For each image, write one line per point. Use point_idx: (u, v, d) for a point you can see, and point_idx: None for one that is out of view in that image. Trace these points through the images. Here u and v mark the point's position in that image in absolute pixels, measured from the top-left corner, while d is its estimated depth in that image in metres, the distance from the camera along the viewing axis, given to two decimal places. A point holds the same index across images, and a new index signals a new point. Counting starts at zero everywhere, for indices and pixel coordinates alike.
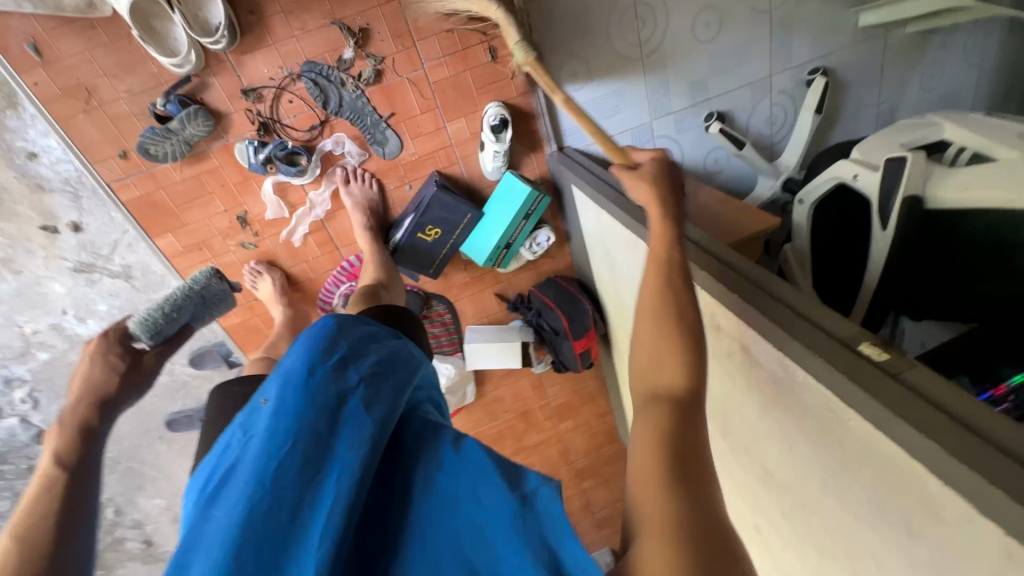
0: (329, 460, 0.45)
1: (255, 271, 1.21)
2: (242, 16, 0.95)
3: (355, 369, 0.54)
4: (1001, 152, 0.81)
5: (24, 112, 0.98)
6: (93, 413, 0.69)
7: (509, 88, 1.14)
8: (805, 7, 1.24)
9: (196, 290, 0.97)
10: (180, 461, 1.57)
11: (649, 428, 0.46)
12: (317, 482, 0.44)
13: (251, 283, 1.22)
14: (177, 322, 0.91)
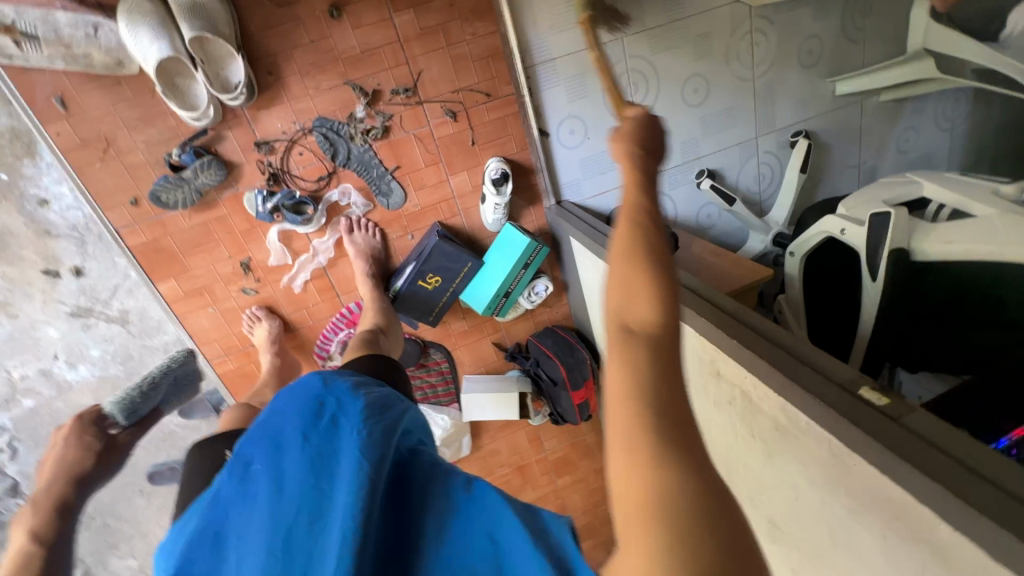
0: (329, 515, 0.45)
1: (253, 315, 1.22)
2: (260, 75, 1.01)
3: (347, 417, 0.53)
4: (979, 208, 0.85)
5: (41, 160, 1.05)
6: (68, 488, 0.77)
7: (510, 145, 1.20)
8: (786, 76, 1.33)
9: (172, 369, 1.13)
10: (159, 518, 1.49)
11: (624, 372, 0.40)
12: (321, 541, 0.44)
13: (249, 327, 1.22)
14: (150, 399, 1.05)
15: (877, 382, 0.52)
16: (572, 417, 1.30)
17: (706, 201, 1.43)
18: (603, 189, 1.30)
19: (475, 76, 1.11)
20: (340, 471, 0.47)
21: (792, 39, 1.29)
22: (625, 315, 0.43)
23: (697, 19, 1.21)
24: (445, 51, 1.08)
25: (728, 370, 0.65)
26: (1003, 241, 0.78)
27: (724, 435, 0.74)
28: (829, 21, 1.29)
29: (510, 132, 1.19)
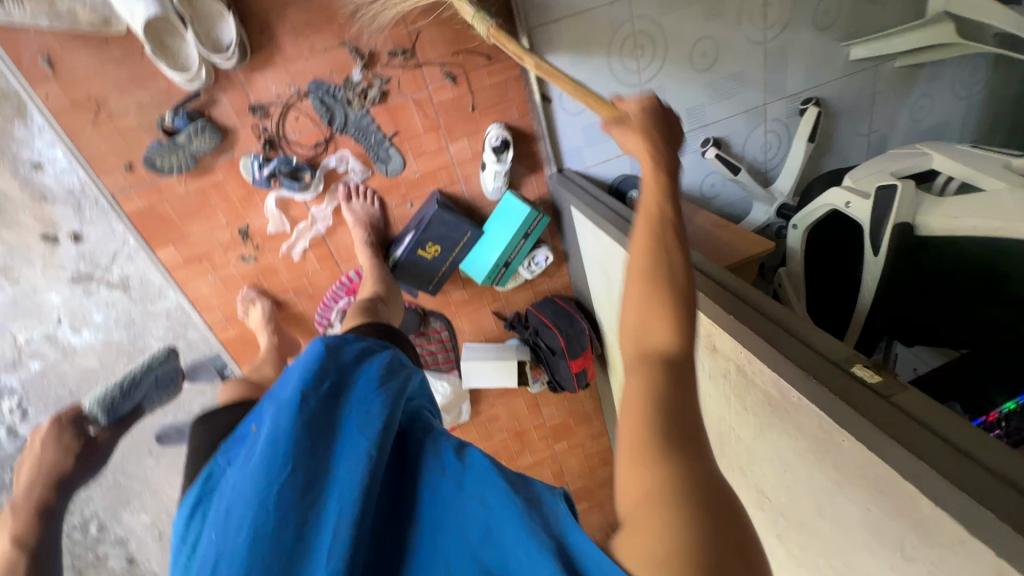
0: (329, 482, 0.45)
1: (247, 297, 1.23)
2: (252, 35, 0.98)
3: (351, 388, 0.54)
4: (989, 182, 0.83)
5: (32, 122, 1.02)
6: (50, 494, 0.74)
7: (511, 110, 1.17)
8: (799, 39, 1.28)
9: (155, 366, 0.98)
10: (167, 477, 1.54)
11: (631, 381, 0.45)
12: (318, 505, 0.44)
13: (243, 310, 1.24)
14: (133, 399, 0.92)
15: (871, 359, 0.52)
16: (570, 386, 1.32)
17: (710, 170, 1.40)
18: (607, 157, 1.27)
19: (475, 37, 1.07)
20: (343, 441, 0.48)
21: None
22: (642, 342, 0.49)
23: None
24: (444, 10, 1.03)
25: (724, 345, 0.66)
26: (1009, 216, 0.77)
27: (717, 408, 0.75)
28: None
29: (511, 97, 1.15)
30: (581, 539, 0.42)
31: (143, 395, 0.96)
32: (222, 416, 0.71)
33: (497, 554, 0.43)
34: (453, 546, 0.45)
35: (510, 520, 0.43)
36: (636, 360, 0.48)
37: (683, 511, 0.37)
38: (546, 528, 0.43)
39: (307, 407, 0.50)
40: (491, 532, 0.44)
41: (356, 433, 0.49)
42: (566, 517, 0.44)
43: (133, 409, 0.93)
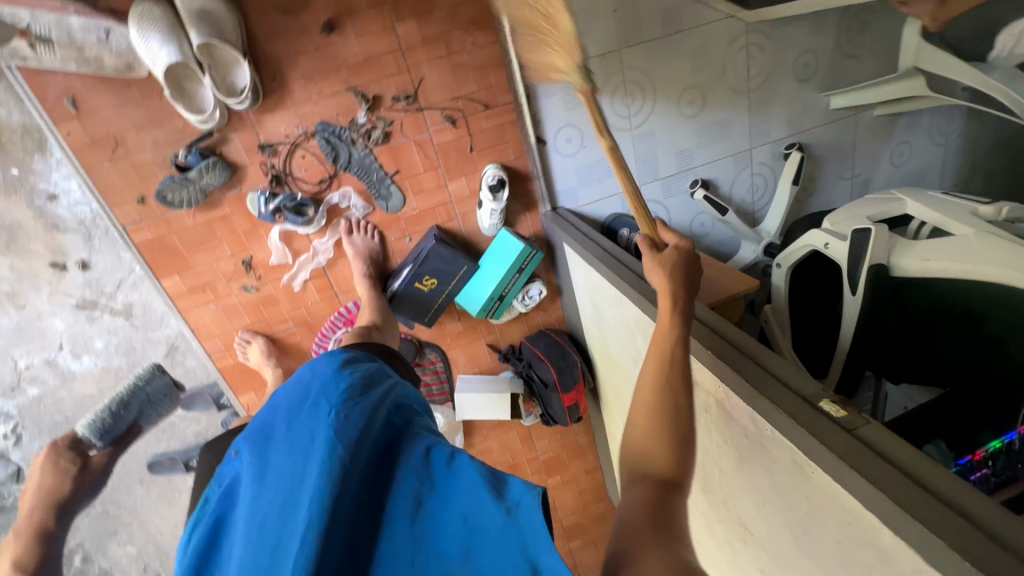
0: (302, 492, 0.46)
1: (243, 339, 1.27)
2: (265, 80, 1.04)
3: (331, 401, 0.55)
4: (957, 227, 0.88)
5: (51, 156, 1.08)
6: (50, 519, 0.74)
7: (507, 152, 1.23)
8: (780, 90, 1.36)
9: (140, 386, 1.02)
10: (157, 507, 1.53)
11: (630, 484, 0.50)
12: (291, 517, 0.45)
13: (241, 352, 1.28)
14: (127, 417, 0.95)
15: (837, 395, 0.54)
16: (562, 419, 1.33)
17: (699, 210, 1.46)
18: (599, 197, 1.33)
19: (475, 85, 1.15)
20: (317, 452, 0.49)
21: (787, 54, 1.32)
22: (639, 468, 0.53)
23: (693, 33, 1.24)
24: (445, 60, 1.11)
25: (705, 379, 0.69)
26: (976, 259, 0.81)
27: (701, 442, 0.77)
28: (823, 36, 1.31)
29: (507, 139, 1.21)
30: (550, 556, 0.43)
31: (138, 414, 0.99)
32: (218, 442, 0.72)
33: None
34: (432, 560, 0.46)
35: (494, 525, 0.46)
36: (632, 482, 0.52)
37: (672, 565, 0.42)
38: (519, 550, 0.44)
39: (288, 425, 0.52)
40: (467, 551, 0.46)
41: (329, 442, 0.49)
42: (541, 526, 0.45)
43: (128, 427, 0.95)
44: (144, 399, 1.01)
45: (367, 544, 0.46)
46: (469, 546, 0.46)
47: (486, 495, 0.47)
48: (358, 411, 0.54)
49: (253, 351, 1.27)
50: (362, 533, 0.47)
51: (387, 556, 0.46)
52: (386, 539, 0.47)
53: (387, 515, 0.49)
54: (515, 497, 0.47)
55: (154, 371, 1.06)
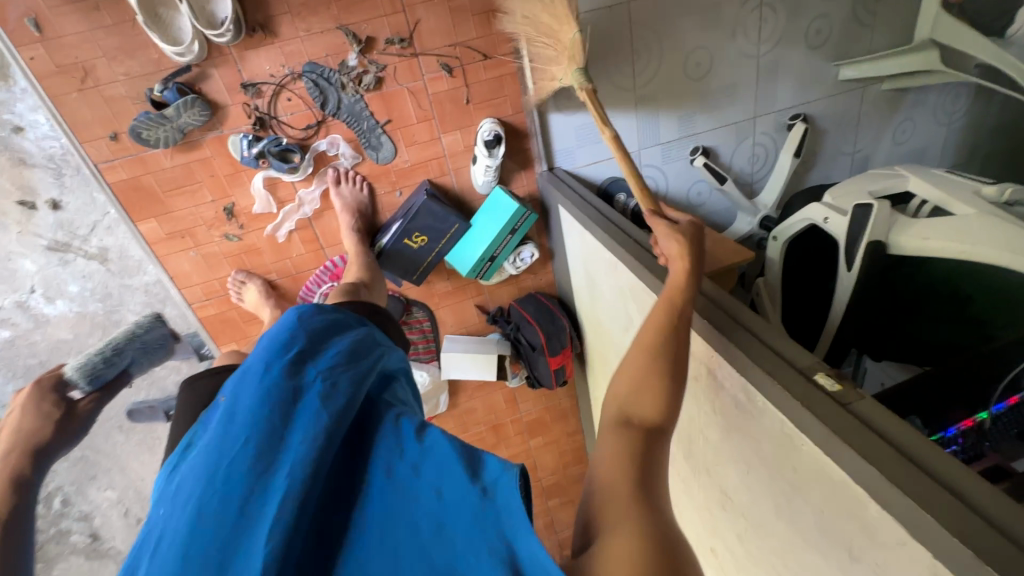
0: (283, 454, 0.45)
1: (238, 281, 1.23)
2: (248, 12, 0.97)
3: (316, 360, 0.54)
4: (960, 207, 0.86)
5: (14, 85, 1.04)
6: (25, 464, 0.72)
7: (505, 106, 1.18)
8: (790, 57, 1.31)
9: (137, 334, 0.97)
10: (138, 454, 1.52)
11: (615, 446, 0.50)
12: (268, 477, 0.43)
13: (237, 293, 1.24)
14: (117, 365, 0.91)
15: (833, 368, 0.53)
16: (548, 382, 1.33)
17: (697, 179, 1.43)
18: (597, 159, 1.29)
19: (474, 31, 1.08)
20: (298, 412, 0.48)
21: (801, 18, 1.26)
22: (629, 410, 0.54)
23: None
24: (443, 1, 1.04)
25: (700, 349, 0.68)
26: (976, 239, 0.80)
27: (687, 411, 0.77)
28: (839, 1, 1.26)
29: (505, 93, 1.16)
30: (528, 543, 0.41)
31: (129, 362, 0.95)
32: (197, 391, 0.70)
33: (446, 546, 0.42)
34: (402, 536, 0.43)
35: (466, 511, 0.43)
36: (617, 423, 0.53)
37: (649, 543, 0.41)
38: (499, 536, 0.42)
39: (267, 375, 0.50)
40: (442, 527, 0.43)
41: (311, 405, 0.48)
42: (519, 509, 0.42)
43: (118, 375, 0.92)
44: (138, 348, 0.96)
45: (338, 512, 0.46)
46: (440, 526, 0.44)
47: (460, 470, 0.46)
48: (343, 376, 0.53)
49: (252, 292, 1.23)
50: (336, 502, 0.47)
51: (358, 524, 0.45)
52: (360, 509, 0.46)
53: (363, 487, 0.48)
54: (491, 478, 0.45)
55: (150, 320, 1.00)
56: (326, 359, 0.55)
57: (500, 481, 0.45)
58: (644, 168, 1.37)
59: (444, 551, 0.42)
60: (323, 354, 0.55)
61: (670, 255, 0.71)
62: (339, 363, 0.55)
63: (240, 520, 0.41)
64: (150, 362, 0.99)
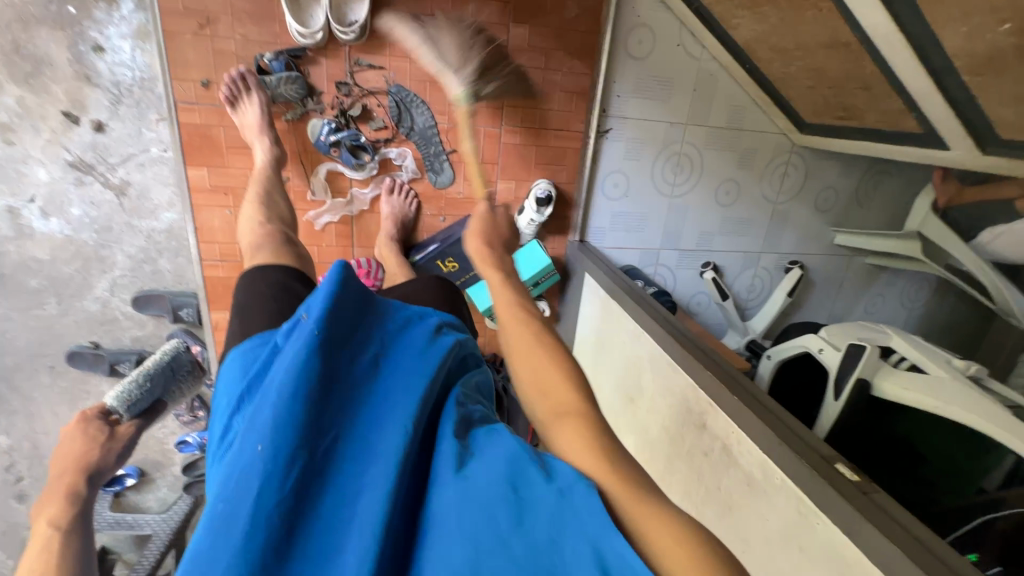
0: (360, 437, 0.47)
1: (238, 85, 1.04)
2: (376, 22, 1.07)
3: (396, 351, 0.55)
4: (934, 367, 0.97)
5: (117, 10, 1.12)
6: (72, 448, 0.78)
7: (561, 174, 1.30)
8: (800, 211, 1.52)
9: (166, 361, 0.95)
10: (54, 403, 1.49)
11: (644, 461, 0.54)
12: (347, 455, 0.45)
13: (230, 94, 1.04)
14: (152, 394, 0.91)
15: (851, 463, 0.60)
16: (524, 438, 1.33)
17: (700, 290, 1.56)
18: (622, 245, 1.43)
19: (556, 103, 1.23)
20: (383, 407, 0.49)
21: (816, 183, 1.48)
22: None
23: (749, 134, 1.38)
24: (540, 73, 1.19)
25: (716, 425, 0.73)
26: (947, 399, 0.90)
27: (684, 486, 0.80)
28: (847, 180, 1.49)
29: (565, 162, 1.29)
30: (621, 544, 0.39)
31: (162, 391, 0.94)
32: (275, 272, 0.79)
33: (525, 542, 0.40)
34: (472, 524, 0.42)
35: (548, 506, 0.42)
36: None
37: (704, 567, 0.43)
38: (584, 536, 0.40)
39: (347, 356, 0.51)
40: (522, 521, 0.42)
41: (399, 399, 0.50)
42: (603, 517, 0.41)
43: (155, 401, 0.92)
44: (167, 375, 0.94)
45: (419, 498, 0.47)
46: (522, 518, 0.42)
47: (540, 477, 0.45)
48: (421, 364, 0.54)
49: (252, 108, 1.05)
50: (414, 488, 0.47)
51: (430, 514, 0.45)
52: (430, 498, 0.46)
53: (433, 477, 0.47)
54: (567, 484, 0.45)
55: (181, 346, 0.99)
56: (405, 349, 0.56)
57: (574, 489, 0.44)
58: (660, 266, 1.49)
59: (526, 546, 0.40)
60: (400, 347, 0.57)
61: (472, 255, 0.81)
62: (416, 358, 0.55)
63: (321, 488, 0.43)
64: (184, 389, 0.99)
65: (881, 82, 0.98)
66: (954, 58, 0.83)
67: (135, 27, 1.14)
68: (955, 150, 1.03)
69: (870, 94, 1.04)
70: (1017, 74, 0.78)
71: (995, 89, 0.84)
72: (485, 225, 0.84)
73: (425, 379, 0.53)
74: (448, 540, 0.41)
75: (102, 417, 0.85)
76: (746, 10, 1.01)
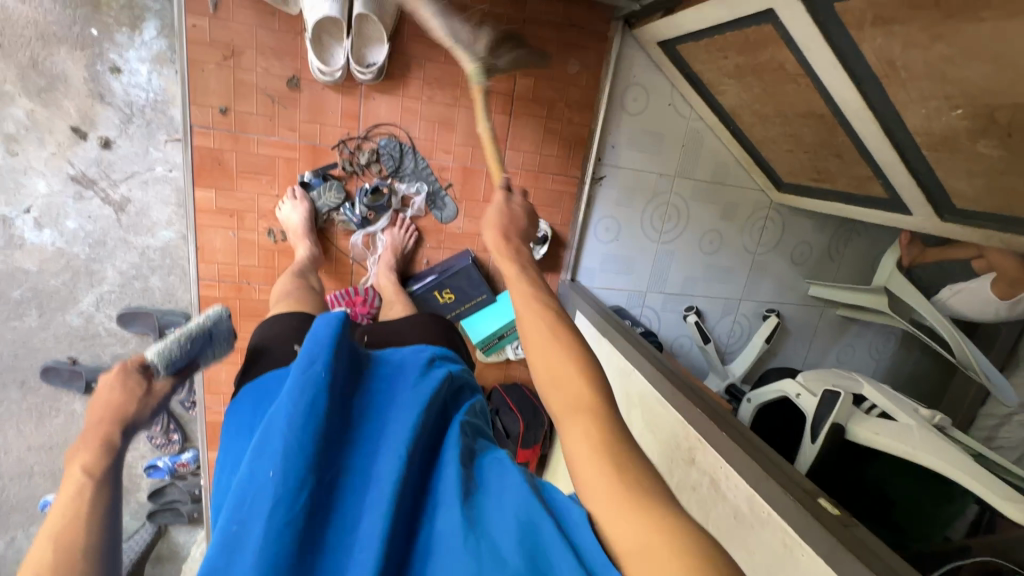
0: (357, 471, 0.47)
1: (295, 193, 1.18)
2: (392, 66, 1.14)
3: (391, 387, 0.56)
4: (902, 415, 1.03)
5: (139, 35, 1.16)
6: None
7: (557, 215, 1.37)
8: (776, 263, 1.61)
9: (208, 325, 0.83)
10: (21, 420, 1.42)
11: None
12: (346, 488, 0.46)
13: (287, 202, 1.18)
14: (190, 358, 0.79)
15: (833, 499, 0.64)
16: None
17: (683, 333, 1.63)
18: (611, 285, 1.49)
19: (555, 150, 1.30)
20: (383, 438, 0.50)
21: (791, 238, 1.59)
22: None
23: (731, 189, 1.48)
24: (542, 121, 1.27)
25: (704, 460, 0.77)
26: (913, 444, 0.96)
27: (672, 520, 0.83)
28: (820, 236, 1.60)
29: (560, 205, 1.36)
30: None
31: (199, 355, 0.82)
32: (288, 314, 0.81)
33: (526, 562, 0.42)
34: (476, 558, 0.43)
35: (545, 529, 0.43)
36: None
37: None
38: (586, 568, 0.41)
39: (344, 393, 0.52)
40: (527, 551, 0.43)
41: (395, 430, 0.50)
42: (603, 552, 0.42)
43: (189, 363, 0.80)
44: (207, 339, 0.83)
45: (425, 526, 0.47)
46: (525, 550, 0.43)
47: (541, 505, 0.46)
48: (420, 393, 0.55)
49: (296, 213, 1.16)
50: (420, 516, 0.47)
51: (434, 546, 0.45)
52: (432, 529, 0.46)
53: (436, 506, 0.48)
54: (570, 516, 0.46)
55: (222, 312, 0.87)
56: (402, 383, 0.57)
57: (574, 518, 0.45)
58: (645, 308, 1.55)
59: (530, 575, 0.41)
60: (398, 381, 0.58)
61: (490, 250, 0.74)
62: (413, 388, 0.56)
63: (321, 523, 0.43)
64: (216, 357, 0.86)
65: (851, 151, 1.08)
66: (916, 134, 0.92)
67: (154, 52, 1.18)
68: (918, 216, 1.13)
69: (841, 161, 1.14)
70: (969, 153, 0.88)
71: (951, 165, 0.94)
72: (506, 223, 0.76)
73: (421, 407, 0.53)
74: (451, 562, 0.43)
75: (139, 369, 0.73)
76: (733, 78, 1.13)
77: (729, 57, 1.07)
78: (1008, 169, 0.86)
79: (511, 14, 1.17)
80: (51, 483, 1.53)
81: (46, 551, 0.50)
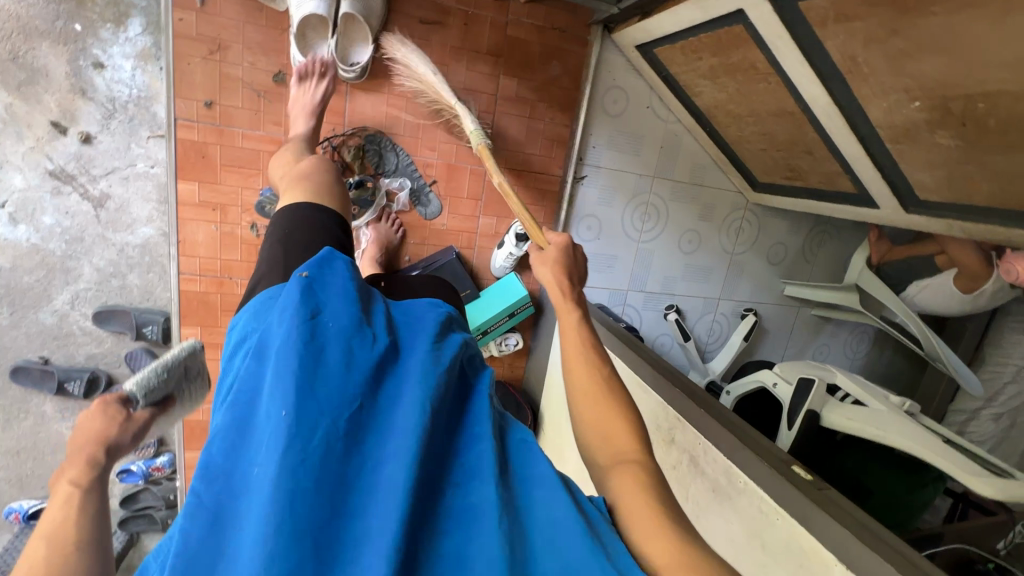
0: (378, 431, 0.46)
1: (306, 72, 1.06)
2: (376, 63, 1.16)
3: (409, 344, 0.53)
4: (873, 401, 1.06)
5: (124, 31, 1.17)
6: None
7: (540, 213, 1.39)
8: (753, 264, 1.66)
9: (183, 361, 0.83)
10: None
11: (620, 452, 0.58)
12: (367, 448, 0.45)
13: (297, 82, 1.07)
14: (166, 391, 0.80)
15: (805, 466, 0.66)
16: None
17: (664, 331, 1.66)
18: (593, 284, 1.51)
19: (538, 149, 1.34)
20: (402, 396, 0.48)
21: (767, 238, 1.64)
22: None
23: (709, 191, 1.53)
24: (526, 122, 1.30)
25: (683, 438, 0.78)
26: (885, 426, 0.98)
27: None
28: (794, 237, 1.66)
29: (543, 204, 1.39)
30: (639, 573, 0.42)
31: (174, 391, 0.82)
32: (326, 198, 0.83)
33: (556, 555, 0.43)
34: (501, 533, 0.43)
35: (575, 526, 0.44)
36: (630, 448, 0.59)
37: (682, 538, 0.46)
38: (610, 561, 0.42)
39: (360, 347, 0.49)
40: (553, 538, 0.44)
41: (416, 393, 0.48)
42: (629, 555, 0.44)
43: (165, 398, 0.80)
44: (182, 375, 0.82)
45: (449, 492, 0.46)
46: (551, 540, 0.44)
47: (566, 499, 0.47)
48: (440, 357, 0.53)
49: (308, 96, 1.05)
50: (442, 482, 0.47)
51: (459, 513, 0.45)
52: (457, 498, 0.46)
53: (461, 475, 0.48)
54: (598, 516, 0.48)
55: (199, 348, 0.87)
56: (422, 340, 0.54)
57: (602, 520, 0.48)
58: (627, 306, 1.58)
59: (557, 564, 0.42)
60: (416, 337, 0.55)
61: (546, 285, 0.74)
62: (434, 347, 0.54)
63: (342, 483, 0.42)
64: (193, 393, 0.86)
65: (820, 147, 1.13)
66: (879, 127, 0.97)
67: (139, 48, 1.19)
68: (884, 209, 1.18)
69: (812, 157, 1.19)
70: (928, 145, 0.93)
71: (913, 156, 0.98)
72: (563, 262, 0.76)
73: (443, 371, 0.51)
74: (483, 537, 0.43)
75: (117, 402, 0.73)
76: (708, 79, 1.17)
77: (703, 58, 1.12)
78: (964, 159, 0.91)
79: (495, 15, 1.20)
80: (17, 491, 1.47)
81: (41, 549, 0.50)
